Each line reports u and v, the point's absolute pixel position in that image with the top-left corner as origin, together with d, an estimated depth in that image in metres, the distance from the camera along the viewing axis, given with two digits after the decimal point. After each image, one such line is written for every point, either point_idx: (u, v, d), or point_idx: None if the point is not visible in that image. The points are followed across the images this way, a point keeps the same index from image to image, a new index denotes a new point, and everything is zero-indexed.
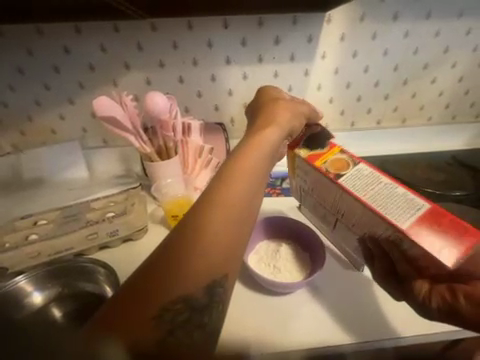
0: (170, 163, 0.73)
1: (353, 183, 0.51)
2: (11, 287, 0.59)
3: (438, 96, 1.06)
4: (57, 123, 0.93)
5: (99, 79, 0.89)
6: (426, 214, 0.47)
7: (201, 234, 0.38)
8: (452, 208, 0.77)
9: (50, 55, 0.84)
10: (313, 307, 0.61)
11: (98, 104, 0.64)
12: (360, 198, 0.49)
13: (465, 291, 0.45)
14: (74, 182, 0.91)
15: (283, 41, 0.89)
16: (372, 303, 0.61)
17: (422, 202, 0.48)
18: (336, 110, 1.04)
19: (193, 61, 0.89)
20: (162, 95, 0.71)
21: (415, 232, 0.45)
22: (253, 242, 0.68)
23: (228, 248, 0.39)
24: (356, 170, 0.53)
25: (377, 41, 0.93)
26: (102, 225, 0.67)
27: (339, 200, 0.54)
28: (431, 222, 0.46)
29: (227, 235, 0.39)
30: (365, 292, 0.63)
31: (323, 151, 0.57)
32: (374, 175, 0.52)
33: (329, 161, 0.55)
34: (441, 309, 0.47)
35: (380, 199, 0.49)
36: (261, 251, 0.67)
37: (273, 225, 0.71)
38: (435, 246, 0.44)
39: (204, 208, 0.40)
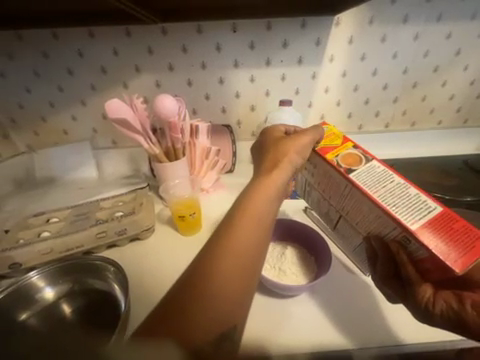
0: (177, 164, 0.75)
1: (363, 178, 0.50)
2: (24, 282, 0.61)
3: (449, 99, 1.04)
4: (69, 124, 0.96)
5: (110, 82, 0.91)
6: (439, 217, 0.44)
7: (218, 270, 0.40)
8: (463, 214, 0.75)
9: (65, 58, 0.87)
10: (318, 310, 0.60)
11: (109, 106, 0.65)
12: (370, 194, 0.48)
13: (473, 300, 0.45)
14: (85, 181, 0.93)
15: (291, 44, 0.90)
16: (378, 307, 0.60)
17: (436, 205, 0.46)
18: (343, 113, 1.03)
19: (201, 64, 0.91)
20: (171, 98, 0.72)
21: (425, 234, 0.43)
22: None
23: (244, 279, 0.41)
24: (367, 167, 0.52)
25: (387, 44, 0.92)
26: (112, 224, 0.68)
27: (346, 196, 0.53)
28: (443, 226, 0.44)
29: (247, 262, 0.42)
30: (371, 297, 0.62)
31: (336, 145, 0.56)
32: (386, 173, 0.51)
33: (341, 156, 0.54)
34: (447, 316, 0.46)
35: (391, 198, 0.47)
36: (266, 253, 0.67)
37: (277, 227, 0.71)
38: (444, 250, 0.42)
39: (217, 243, 0.42)
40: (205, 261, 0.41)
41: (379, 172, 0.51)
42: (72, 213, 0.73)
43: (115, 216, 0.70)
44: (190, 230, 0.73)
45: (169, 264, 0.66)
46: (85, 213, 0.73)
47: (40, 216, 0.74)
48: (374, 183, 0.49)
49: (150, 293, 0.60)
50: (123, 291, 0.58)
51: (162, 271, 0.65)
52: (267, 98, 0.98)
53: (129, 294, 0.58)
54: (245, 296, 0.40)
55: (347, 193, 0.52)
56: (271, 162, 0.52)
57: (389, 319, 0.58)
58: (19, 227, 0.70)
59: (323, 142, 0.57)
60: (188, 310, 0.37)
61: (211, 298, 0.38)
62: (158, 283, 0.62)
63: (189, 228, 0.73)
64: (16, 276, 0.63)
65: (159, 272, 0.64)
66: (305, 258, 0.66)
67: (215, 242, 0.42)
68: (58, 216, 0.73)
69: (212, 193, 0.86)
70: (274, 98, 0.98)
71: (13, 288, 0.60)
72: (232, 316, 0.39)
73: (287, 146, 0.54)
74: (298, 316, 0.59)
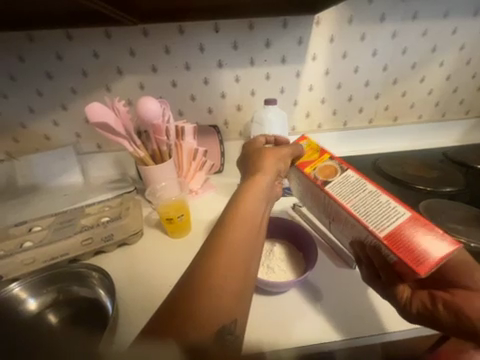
0: (164, 167, 0.74)
1: (339, 189, 0.54)
2: (6, 294, 0.59)
3: (428, 94, 1.08)
4: (51, 130, 0.93)
5: (92, 85, 0.89)
6: (408, 221, 0.46)
7: (217, 266, 0.40)
8: (444, 204, 0.79)
9: (43, 62, 0.84)
10: (306, 304, 0.61)
11: (90, 110, 0.64)
12: (343, 205, 0.51)
13: (444, 299, 0.46)
14: (69, 188, 0.91)
15: (274, 44, 0.91)
16: (365, 298, 0.62)
17: (404, 210, 0.48)
18: (328, 110, 1.05)
19: (185, 65, 0.90)
20: (154, 100, 0.71)
21: (394, 239, 0.45)
22: None
23: (242, 275, 0.41)
24: (342, 177, 0.55)
25: (366, 43, 0.94)
26: (98, 230, 0.67)
27: (327, 206, 0.56)
28: (410, 230, 0.45)
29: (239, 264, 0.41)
30: (359, 288, 0.64)
31: (314, 158, 0.60)
32: (358, 182, 0.54)
33: (318, 168, 0.58)
34: (422, 314, 0.47)
35: (362, 207, 0.50)
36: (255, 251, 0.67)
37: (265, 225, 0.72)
38: (412, 255, 0.43)
39: (215, 243, 0.42)
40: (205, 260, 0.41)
41: (354, 182, 0.54)
42: (56, 221, 0.71)
43: (101, 222, 0.69)
44: (180, 232, 0.72)
45: (158, 268, 0.65)
46: (69, 220, 0.71)
47: (22, 225, 0.71)
48: (349, 194, 0.52)
49: (139, 297, 0.59)
50: (110, 297, 0.57)
51: (152, 274, 0.64)
52: (253, 97, 0.98)
53: (116, 299, 0.57)
54: (236, 301, 0.40)
55: (327, 204, 0.56)
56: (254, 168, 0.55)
57: (375, 309, 0.60)
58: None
59: (302, 156, 0.61)
60: (190, 308, 0.37)
61: (213, 293, 0.38)
62: (147, 287, 0.61)
63: (178, 230, 0.72)
64: None
65: (148, 276, 0.64)
66: (294, 254, 0.68)
67: (212, 241, 0.43)
68: (41, 225, 0.71)
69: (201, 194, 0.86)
70: (260, 97, 0.99)
71: None
72: (230, 314, 0.39)
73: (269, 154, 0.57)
74: (288, 310, 0.60)
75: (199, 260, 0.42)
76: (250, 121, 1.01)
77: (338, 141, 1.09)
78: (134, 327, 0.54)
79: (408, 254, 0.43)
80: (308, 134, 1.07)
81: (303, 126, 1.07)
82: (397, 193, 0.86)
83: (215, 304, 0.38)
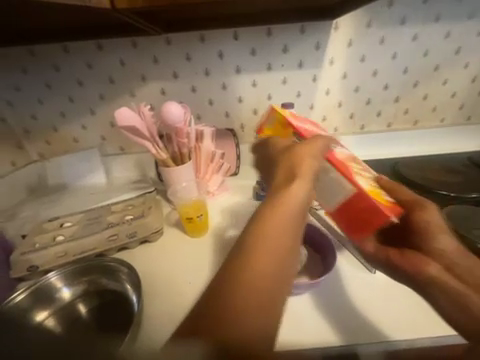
0: (183, 168, 0.76)
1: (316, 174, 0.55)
2: (44, 283, 0.64)
3: (451, 97, 1.04)
4: (79, 133, 1.00)
5: (118, 91, 0.95)
6: (352, 196, 0.48)
7: (247, 288, 0.34)
8: (469, 211, 0.75)
9: (75, 71, 0.91)
10: (321, 307, 0.60)
11: (119, 114, 0.69)
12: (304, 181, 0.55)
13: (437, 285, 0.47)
14: (95, 187, 0.97)
15: (291, 49, 0.92)
16: (380, 303, 0.61)
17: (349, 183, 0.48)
18: (345, 113, 1.05)
19: (205, 71, 0.94)
20: (177, 104, 0.74)
21: (341, 211, 0.50)
22: None
23: (278, 283, 0.36)
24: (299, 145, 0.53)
25: (385, 46, 0.93)
26: (123, 227, 0.71)
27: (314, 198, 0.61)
28: (351, 206, 0.49)
29: (278, 277, 0.36)
30: (375, 292, 0.63)
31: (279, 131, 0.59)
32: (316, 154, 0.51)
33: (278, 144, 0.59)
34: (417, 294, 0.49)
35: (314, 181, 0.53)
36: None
37: None
38: (346, 227, 0.52)
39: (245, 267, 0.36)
40: (241, 275, 0.35)
41: None
42: (84, 217, 0.76)
43: (125, 220, 0.73)
44: (197, 231, 0.74)
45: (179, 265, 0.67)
46: (96, 217, 0.76)
47: (54, 220, 0.77)
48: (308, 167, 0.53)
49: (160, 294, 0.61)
50: (137, 293, 0.60)
51: (173, 271, 0.66)
52: (269, 101, 1.00)
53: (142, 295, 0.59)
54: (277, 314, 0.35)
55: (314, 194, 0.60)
56: (293, 161, 0.44)
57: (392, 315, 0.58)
58: (35, 231, 0.73)
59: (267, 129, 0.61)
60: (228, 316, 0.33)
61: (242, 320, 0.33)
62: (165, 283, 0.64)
63: (196, 229, 0.74)
64: (35, 278, 0.66)
65: (169, 272, 0.66)
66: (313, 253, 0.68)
67: (255, 250, 0.36)
68: (71, 220, 0.76)
69: (217, 196, 0.88)
70: (276, 101, 1.00)
71: (34, 288, 0.63)
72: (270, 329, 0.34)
73: (305, 155, 0.44)
74: (303, 312, 0.60)
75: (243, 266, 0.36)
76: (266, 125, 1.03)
77: (355, 144, 1.08)
78: (159, 322, 0.56)
79: (348, 226, 0.51)
80: None
81: None
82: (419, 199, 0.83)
83: (246, 333, 0.33)
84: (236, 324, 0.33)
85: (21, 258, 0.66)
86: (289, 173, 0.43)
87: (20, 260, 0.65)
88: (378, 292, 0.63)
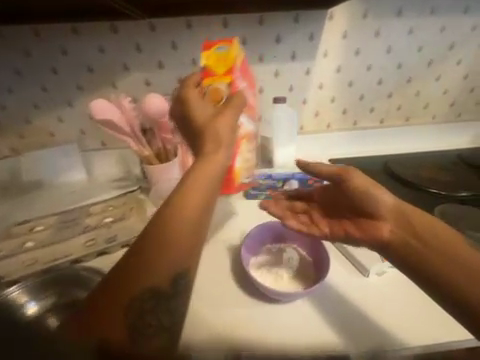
0: (168, 166, 0.71)
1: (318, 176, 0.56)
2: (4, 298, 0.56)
3: (443, 94, 1.03)
4: (56, 126, 0.92)
5: (97, 81, 0.87)
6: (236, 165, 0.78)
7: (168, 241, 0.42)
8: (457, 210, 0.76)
9: (48, 57, 0.82)
10: (316, 313, 0.59)
11: (95, 107, 0.63)
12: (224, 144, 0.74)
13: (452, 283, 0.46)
14: (74, 186, 0.90)
15: (284, 39, 0.87)
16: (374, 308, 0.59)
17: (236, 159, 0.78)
18: (338, 109, 1.02)
19: (192, 61, 0.88)
20: (160, 96, 0.68)
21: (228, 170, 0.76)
22: (254, 249, 0.68)
23: (188, 238, 0.43)
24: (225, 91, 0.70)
25: (381, 39, 0.90)
26: (101, 231, 0.66)
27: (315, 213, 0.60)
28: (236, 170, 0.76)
29: (185, 234, 0.43)
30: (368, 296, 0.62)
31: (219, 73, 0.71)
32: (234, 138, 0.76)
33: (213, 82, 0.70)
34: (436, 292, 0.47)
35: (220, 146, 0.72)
36: (263, 258, 0.66)
37: (272, 230, 0.70)
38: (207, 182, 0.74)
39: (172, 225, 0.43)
40: (155, 231, 0.43)
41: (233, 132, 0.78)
42: (58, 219, 0.70)
43: (104, 222, 0.68)
44: None
45: None
46: (71, 220, 0.70)
47: (24, 224, 0.71)
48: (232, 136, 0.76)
49: None
50: None
51: None
52: (261, 95, 0.95)
53: None
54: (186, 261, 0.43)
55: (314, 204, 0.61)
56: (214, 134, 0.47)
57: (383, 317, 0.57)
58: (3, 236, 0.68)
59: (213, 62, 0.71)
60: (142, 263, 0.41)
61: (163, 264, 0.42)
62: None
63: None
64: None
65: None
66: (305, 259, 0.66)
67: (168, 212, 0.44)
68: (43, 224, 0.70)
69: None
70: (268, 94, 0.95)
71: None
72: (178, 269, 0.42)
73: (223, 124, 0.49)
74: (298, 320, 0.58)
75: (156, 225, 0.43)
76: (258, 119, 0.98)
77: (347, 141, 1.06)
78: None
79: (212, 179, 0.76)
80: (317, 134, 1.04)
81: (312, 125, 1.04)
82: (410, 197, 0.83)
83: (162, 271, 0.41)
84: (146, 268, 0.41)
85: None
86: (216, 142, 0.47)
87: None
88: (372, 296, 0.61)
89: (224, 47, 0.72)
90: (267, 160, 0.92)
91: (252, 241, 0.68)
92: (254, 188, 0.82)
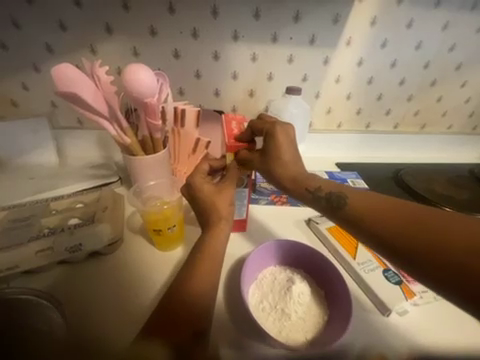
0: (154, 160, 0.58)
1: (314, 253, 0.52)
2: None
3: (464, 102, 0.95)
4: (20, 95, 0.78)
5: (73, 43, 0.72)
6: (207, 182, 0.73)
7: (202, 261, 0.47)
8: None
9: (8, 4, 0.66)
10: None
11: (59, 73, 0.47)
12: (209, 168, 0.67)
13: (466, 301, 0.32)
14: (41, 168, 0.77)
15: (304, 19, 0.74)
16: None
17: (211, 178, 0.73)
18: (352, 108, 0.91)
19: (192, 31, 0.73)
20: (147, 69, 0.53)
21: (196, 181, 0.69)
22: (252, 274, 0.50)
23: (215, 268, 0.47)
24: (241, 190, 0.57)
25: (412, 31, 0.79)
26: (60, 237, 0.50)
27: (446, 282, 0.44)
28: None
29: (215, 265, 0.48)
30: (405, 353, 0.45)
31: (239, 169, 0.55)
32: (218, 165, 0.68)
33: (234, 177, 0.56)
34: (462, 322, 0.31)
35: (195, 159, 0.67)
36: (265, 286, 0.49)
37: (274, 251, 0.53)
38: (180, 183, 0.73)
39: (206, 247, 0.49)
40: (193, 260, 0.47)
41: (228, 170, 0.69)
42: (8, 218, 0.53)
43: (67, 226, 0.52)
44: (171, 244, 0.56)
45: (150, 276, 0.52)
46: (25, 220, 0.53)
47: None
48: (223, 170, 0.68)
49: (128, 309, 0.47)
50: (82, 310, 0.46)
51: (138, 281, 0.51)
52: (269, 82, 0.82)
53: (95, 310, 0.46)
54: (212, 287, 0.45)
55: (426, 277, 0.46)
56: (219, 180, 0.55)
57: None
58: None
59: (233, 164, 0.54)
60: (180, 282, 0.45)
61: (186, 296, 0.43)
62: (116, 321, 0.45)
63: (169, 242, 0.56)
64: None
65: (135, 281, 0.51)
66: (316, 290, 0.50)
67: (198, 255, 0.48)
68: None
69: None
70: (278, 83, 0.83)
71: None
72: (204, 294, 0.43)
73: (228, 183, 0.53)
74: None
75: (192, 264, 0.47)
76: (263, 110, 0.86)
77: (355, 145, 0.97)
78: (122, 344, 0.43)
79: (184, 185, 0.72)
80: (326, 133, 0.94)
81: (322, 123, 0.93)
82: None
83: (200, 276, 0.46)
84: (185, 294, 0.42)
85: None
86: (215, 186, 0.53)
87: None
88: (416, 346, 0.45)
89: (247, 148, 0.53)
90: None
91: (251, 268, 0.50)
92: (255, 191, 0.72)
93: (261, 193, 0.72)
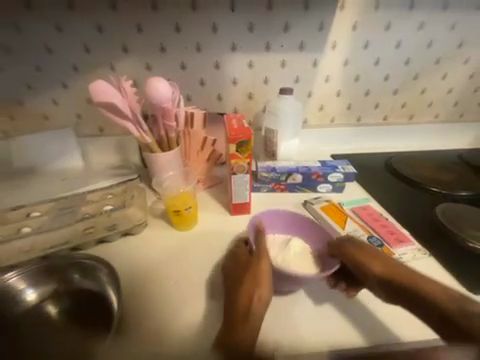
0: (170, 155, 0.68)
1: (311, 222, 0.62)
2: (5, 283, 0.53)
3: (447, 93, 1.03)
4: (50, 109, 0.90)
5: (95, 63, 0.84)
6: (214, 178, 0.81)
7: None
8: (463, 209, 0.73)
9: (42, 34, 0.80)
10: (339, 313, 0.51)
11: (95, 87, 0.58)
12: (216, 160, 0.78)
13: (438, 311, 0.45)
14: (69, 171, 0.88)
15: (293, 28, 0.84)
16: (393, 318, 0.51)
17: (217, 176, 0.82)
18: (342, 104, 1.00)
19: (196, 46, 0.85)
20: (163, 80, 0.64)
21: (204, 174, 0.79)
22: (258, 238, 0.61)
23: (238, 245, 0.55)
24: (245, 176, 0.66)
25: (391, 32, 0.88)
26: (100, 219, 0.61)
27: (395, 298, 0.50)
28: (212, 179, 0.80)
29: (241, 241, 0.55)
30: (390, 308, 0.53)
31: (240, 157, 0.64)
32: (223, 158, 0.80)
33: (237, 166, 0.65)
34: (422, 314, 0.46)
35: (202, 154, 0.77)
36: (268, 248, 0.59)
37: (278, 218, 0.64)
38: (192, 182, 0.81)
39: None
40: None
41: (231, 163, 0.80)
42: (56, 206, 0.64)
43: (104, 211, 0.63)
44: (187, 225, 0.66)
45: (176, 250, 0.61)
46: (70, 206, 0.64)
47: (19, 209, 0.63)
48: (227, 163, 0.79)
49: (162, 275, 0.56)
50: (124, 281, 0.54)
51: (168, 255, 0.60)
52: (265, 85, 0.93)
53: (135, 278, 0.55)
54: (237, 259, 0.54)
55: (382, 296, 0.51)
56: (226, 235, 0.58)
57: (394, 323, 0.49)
58: None
59: (235, 154, 0.63)
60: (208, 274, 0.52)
61: None
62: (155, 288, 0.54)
63: (186, 223, 0.65)
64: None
65: (165, 256, 0.60)
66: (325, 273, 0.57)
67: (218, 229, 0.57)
68: (39, 210, 0.63)
69: (210, 186, 0.80)
70: (273, 86, 0.93)
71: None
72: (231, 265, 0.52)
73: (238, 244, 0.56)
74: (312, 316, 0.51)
75: None
76: (261, 111, 0.96)
77: (348, 137, 1.05)
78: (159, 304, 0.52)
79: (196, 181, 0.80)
80: (320, 128, 1.03)
81: (315, 119, 1.02)
82: (414, 195, 0.82)
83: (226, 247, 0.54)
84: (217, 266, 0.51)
85: None
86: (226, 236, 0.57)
87: None
88: (399, 310, 0.52)
89: (245, 138, 0.62)
90: (271, 152, 0.89)
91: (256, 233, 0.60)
92: (257, 181, 0.78)
93: (263, 182, 0.78)
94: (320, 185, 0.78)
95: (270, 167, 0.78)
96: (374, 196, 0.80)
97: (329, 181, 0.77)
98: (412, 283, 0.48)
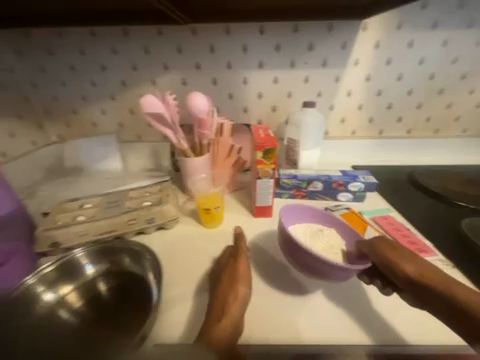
0: (201, 159, 0.76)
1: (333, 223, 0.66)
2: (72, 257, 0.61)
3: (475, 107, 1.01)
4: (98, 118, 1.04)
5: (140, 79, 0.97)
6: (239, 183, 0.88)
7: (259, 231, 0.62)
8: None
9: (100, 56, 0.95)
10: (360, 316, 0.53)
11: (145, 101, 0.68)
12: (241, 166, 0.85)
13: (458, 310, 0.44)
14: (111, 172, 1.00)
15: (317, 47, 0.91)
16: (408, 329, 0.51)
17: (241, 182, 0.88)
18: (364, 117, 1.03)
19: (227, 64, 0.94)
20: (201, 95, 0.73)
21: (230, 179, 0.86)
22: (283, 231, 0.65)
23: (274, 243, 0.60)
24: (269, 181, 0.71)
25: (414, 49, 0.91)
26: (141, 213, 0.70)
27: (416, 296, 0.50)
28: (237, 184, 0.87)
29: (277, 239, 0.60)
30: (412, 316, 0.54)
31: (266, 163, 0.69)
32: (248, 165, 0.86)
33: (262, 171, 0.70)
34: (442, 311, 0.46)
35: (229, 161, 0.84)
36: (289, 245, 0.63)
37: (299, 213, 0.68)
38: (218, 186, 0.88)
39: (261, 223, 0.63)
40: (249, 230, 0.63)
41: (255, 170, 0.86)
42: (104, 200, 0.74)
43: (144, 205, 0.72)
44: (214, 223, 0.72)
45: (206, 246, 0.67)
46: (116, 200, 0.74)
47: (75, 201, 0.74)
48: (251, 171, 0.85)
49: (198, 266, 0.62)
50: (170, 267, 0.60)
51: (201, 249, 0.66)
52: (289, 99, 0.99)
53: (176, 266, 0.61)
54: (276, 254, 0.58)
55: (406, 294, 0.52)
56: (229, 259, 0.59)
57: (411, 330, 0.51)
58: (56, 209, 0.71)
59: (261, 160, 0.69)
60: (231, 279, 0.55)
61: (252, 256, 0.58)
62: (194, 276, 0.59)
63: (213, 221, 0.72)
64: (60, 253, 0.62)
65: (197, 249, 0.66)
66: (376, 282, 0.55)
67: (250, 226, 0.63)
68: (91, 202, 0.73)
69: (234, 190, 0.87)
70: (296, 100, 0.99)
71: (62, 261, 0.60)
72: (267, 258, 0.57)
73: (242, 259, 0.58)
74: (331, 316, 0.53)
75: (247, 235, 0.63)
76: (284, 122, 1.03)
77: (370, 149, 1.07)
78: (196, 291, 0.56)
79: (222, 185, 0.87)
80: (341, 140, 1.06)
81: (337, 131, 1.06)
82: (438, 209, 0.81)
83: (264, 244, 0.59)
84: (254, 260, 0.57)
85: (44, 234, 0.63)
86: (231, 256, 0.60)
87: (43, 236, 0.63)
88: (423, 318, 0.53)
89: (271, 146, 0.68)
90: (292, 161, 0.94)
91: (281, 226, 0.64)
92: (278, 187, 0.83)
93: (284, 188, 0.83)
94: (341, 194, 0.81)
95: (292, 174, 0.83)
96: (396, 207, 0.81)
97: (349, 190, 0.80)
98: (435, 283, 0.48)
